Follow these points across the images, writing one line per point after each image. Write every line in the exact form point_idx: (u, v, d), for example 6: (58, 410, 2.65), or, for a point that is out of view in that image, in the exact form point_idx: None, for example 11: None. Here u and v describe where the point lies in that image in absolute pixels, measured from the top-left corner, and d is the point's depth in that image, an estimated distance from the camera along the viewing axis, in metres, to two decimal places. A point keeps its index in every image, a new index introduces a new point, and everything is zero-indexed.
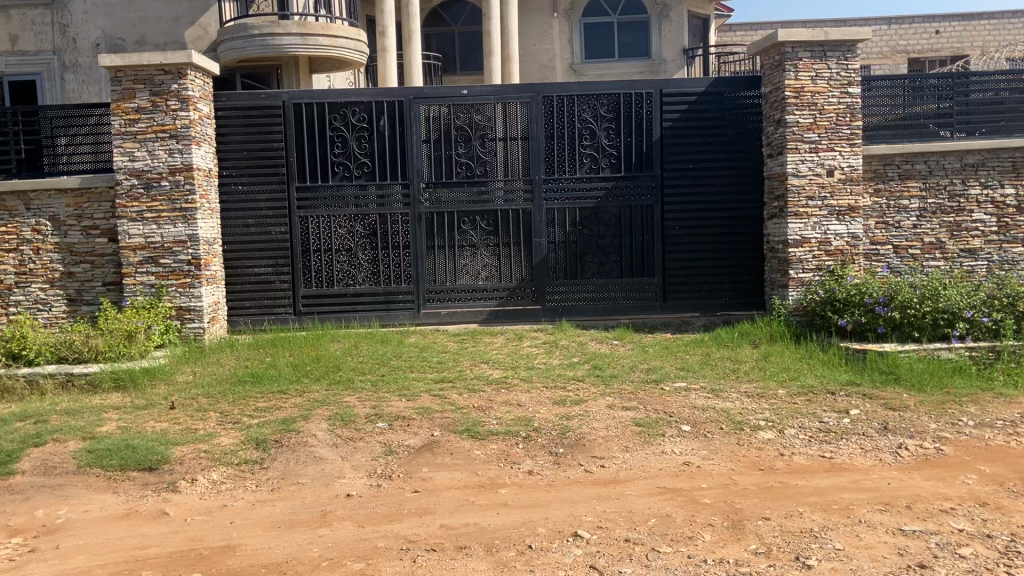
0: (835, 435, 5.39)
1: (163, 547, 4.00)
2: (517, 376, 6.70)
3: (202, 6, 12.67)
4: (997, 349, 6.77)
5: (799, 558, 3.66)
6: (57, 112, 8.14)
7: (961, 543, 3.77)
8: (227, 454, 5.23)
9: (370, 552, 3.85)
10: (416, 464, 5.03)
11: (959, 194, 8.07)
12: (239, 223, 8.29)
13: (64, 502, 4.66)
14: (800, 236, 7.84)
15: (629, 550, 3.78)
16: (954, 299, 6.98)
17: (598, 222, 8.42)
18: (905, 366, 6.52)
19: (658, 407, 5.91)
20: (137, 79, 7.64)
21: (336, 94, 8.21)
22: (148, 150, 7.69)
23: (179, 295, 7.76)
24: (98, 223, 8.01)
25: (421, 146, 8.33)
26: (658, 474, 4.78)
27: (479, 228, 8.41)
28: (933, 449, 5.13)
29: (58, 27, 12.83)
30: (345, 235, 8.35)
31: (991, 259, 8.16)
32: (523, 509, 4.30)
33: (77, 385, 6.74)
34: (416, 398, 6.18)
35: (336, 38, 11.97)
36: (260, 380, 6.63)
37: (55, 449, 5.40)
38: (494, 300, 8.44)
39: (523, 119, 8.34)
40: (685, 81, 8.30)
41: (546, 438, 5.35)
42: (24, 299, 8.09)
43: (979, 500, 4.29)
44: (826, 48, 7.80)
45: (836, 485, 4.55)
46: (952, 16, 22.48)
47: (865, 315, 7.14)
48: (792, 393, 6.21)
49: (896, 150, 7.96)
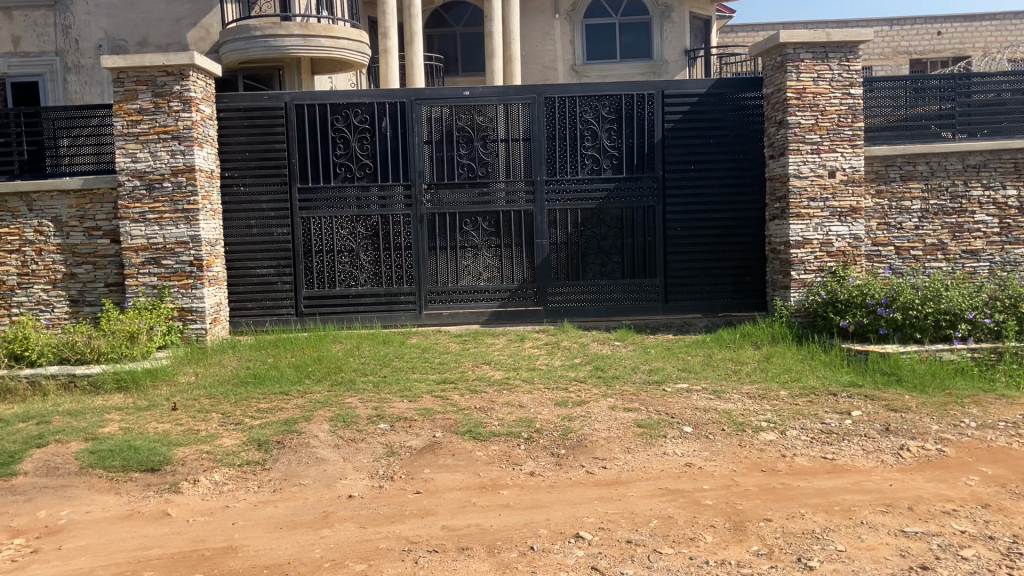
0: (837, 436, 5.39)
1: (165, 548, 4.01)
2: (519, 377, 6.70)
3: (204, 7, 12.69)
4: (999, 350, 6.77)
5: (801, 560, 3.65)
6: (59, 113, 8.16)
7: (964, 545, 3.76)
8: (229, 455, 5.23)
9: (372, 553, 3.85)
10: (418, 465, 5.04)
11: (961, 196, 8.06)
12: (241, 224, 8.30)
13: (66, 503, 4.67)
14: (802, 236, 7.84)
15: (631, 552, 3.78)
16: (955, 300, 6.97)
17: (599, 224, 8.42)
18: (907, 367, 6.53)
19: (660, 408, 5.91)
20: (139, 80, 7.65)
21: (338, 95, 8.23)
22: (151, 151, 7.70)
23: (181, 296, 7.77)
24: (100, 225, 8.02)
25: (423, 147, 8.33)
26: (659, 476, 4.78)
27: (480, 229, 8.41)
28: (935, 451, 5.13)
29: (60, 28, 12.85)
30: (347, 236, 8.35)
31: (993, 260, 8.15)
32: (525, 510, 4.30)
33: (79, 386, 6.75)
34: (418, 399, 6.19)
35: (338, 39, 11.98)
36: (263, 381, 6.64)
37: (57, 450, 5.40)
38: (496, 301, 8.44)
39: (524, 120, 8.34)
40: (687, 82, 8.29)
41: (548, 439, 5.35)
42: (26, 300, 8.10)
43: (981, 502, 4.28)
44: (827, 50, 7.81)
45: (838, 486, 4.54)
46: (954, 16, 22.47)
47: (867, 316, 7.14)
48: (794, 394, 6.20)
49: (897, 151, 7.96)
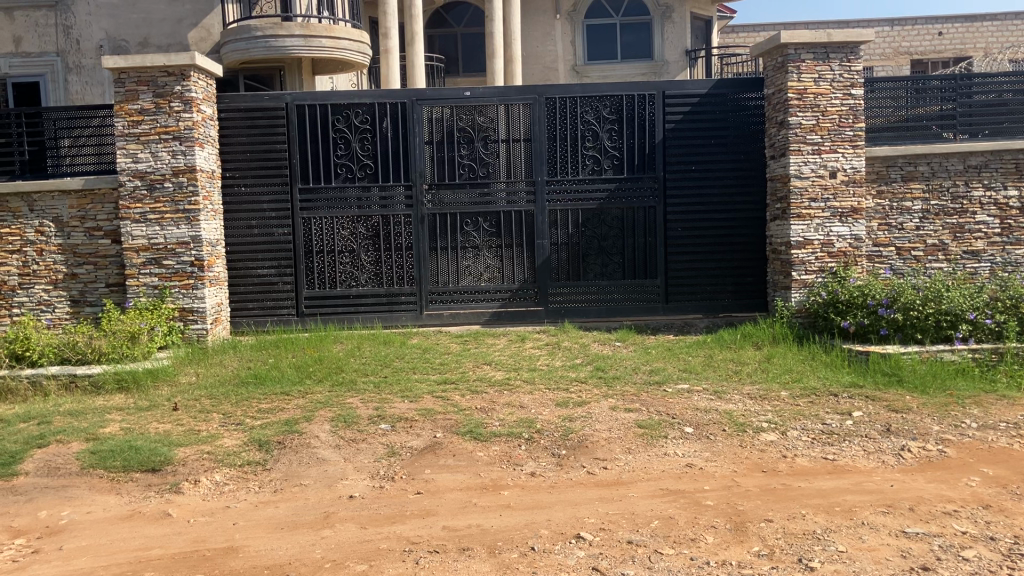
0: (838, 437, 5.38)
1: (166, 548, 4.01)
2: (520, 378, 6.70)
3: (204, 7, 12.69)
4: (1000, 351, 6.80)
5: (802, 560, 3.65)
6: (60, 113, 8.16)
7: (965, 546, 3.76)
8: (229, 455, 5.23)
9: (372, 553, 3.85)
10: (418, 465, 5.04)
11: (962, 196, 8.06)
12: (241, 224, 8.30)
13: (67, 503, 4.67)
14: (803, 237, 7.84)
15: (632, 552, 3.78)
16: (957, 301, 6.96)
17: (600, 224, 8.42)
18: (908, 368, 6.52)
19: (661, 408, 5.91)
20: (140, 80, 7.65)
21: (338, 96, 8.23)
22: (152, 151, 7.71)
23: (182, 297, 7.78)
24: (101, 225, 8.03)
25: (424, 147, 8.33)
26: (660, 476, 4.78)
27: (481, 229, 8.41)
28: (935, 451, 5.12)
29: (61, 28, 12.86)
30: (347, 236, 8.35)
31: (994, 260, 8.14)
32: (526, 511, 4.30)
33: (80, 386, 6.75)
34: (419, 399, 6.19)
35: (339, 39, 11.99)
36: (264, 381, 6.64)
37: (58, 450, 5.40)
38: (497, 302, 8.44)
39: (525, 120, 8.34)
40: (688, 83, 8.29)
41: (549, 440, 5.35)
42: (27, 300, 8.10)
43: (982, 503, 4.28)
44: (828, 50, 7.80)
45: (839, 487, 4.54)
46: (955, 17, 22.45)
47: (868, 317, 7.13)
48: (795, 395, 6.20)
49: (898, 152, 7.95)
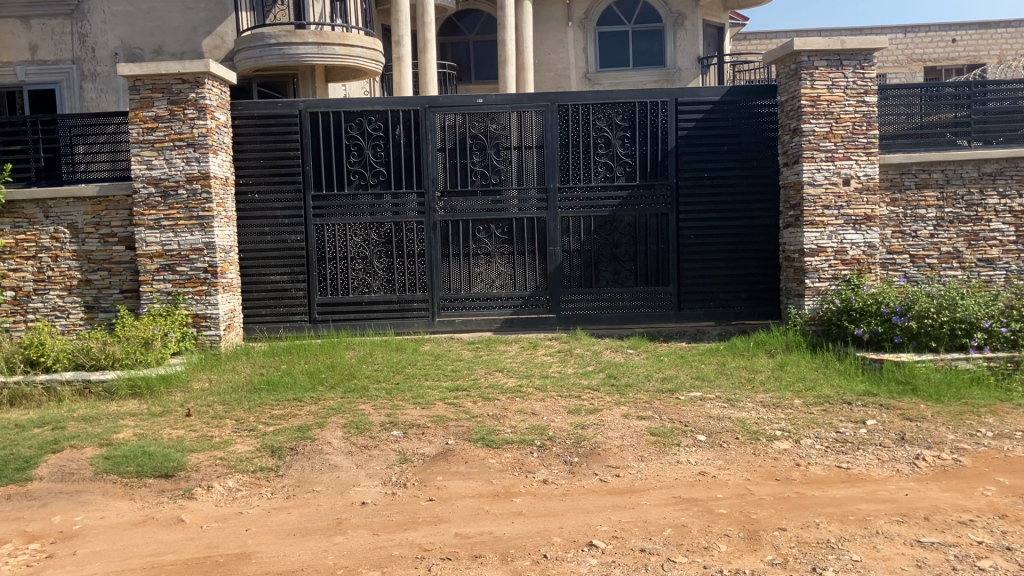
0: (852, 445, 5.35)
1: (178, 554, 4.02)
2: (532, 385, 6.68)
3: (218, 15, 12.82)
4: (1015, 360, 6.71)
5: (815, 570, 3.63)
6: (75, 120, 8.22)
7: (980, 555, 3.73)
8: (242, 461, 5.25)
9: (385, 560, 3.85)
10: (431, 471, 5.04)
11: (977, 204, 8.02)
12: (255, 231, 8.34)
13: (81, 508, 4.70)
14: (816, 244, 7.81)
15: (645, 560, 3.77)
16: (972, 309, 6.89)
17: (612, 231, 8.44)
18: (922, 376, 6.47)
19: (673, 416, 5.90)
20: (155, 87, 7.72)
21: (352, 103, 8.29)
22: (166, 158, 7.76)
23: (194, 303, 7.82)
24: (115, 232, 8.09)
25: (436, 154, 8.36)
26: (674, 484, 4.75)
27: (493, 237, 8.42)
28: (951, 460, 5.09)
29: (76, 36, 12.97)
30: (360, 243, 8.38)
31: (1009, 268, 8.09)
32: (538, 518, 4.30)
33: (94, 391, 6.81)
34: (431, 406, 6.18)
35: (351, 47, 12.06)
36: (276, 388, 6.65)
37: (73, 454, 5.42)
38: (508, 309, 8.46)
39: (538, 128, 8.35)
40: (700, 90, 8.30)
41: (561, 447, 5.35)
42: (41, 306, 8.16)
43: (998, 512, 4.25)
44: (842, 57, 7.77)
45: (854, 496, 4.51)
46: (969, 24, 22.35)
47: (882, 325, 7.10)
48: (809, 402, 6.18)
49: (912, 159, 7.91)
